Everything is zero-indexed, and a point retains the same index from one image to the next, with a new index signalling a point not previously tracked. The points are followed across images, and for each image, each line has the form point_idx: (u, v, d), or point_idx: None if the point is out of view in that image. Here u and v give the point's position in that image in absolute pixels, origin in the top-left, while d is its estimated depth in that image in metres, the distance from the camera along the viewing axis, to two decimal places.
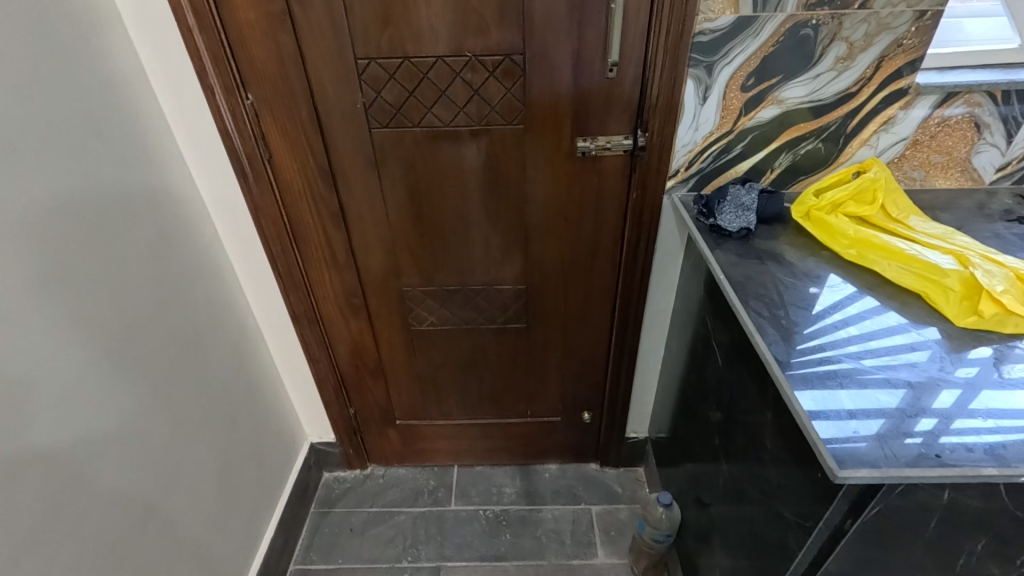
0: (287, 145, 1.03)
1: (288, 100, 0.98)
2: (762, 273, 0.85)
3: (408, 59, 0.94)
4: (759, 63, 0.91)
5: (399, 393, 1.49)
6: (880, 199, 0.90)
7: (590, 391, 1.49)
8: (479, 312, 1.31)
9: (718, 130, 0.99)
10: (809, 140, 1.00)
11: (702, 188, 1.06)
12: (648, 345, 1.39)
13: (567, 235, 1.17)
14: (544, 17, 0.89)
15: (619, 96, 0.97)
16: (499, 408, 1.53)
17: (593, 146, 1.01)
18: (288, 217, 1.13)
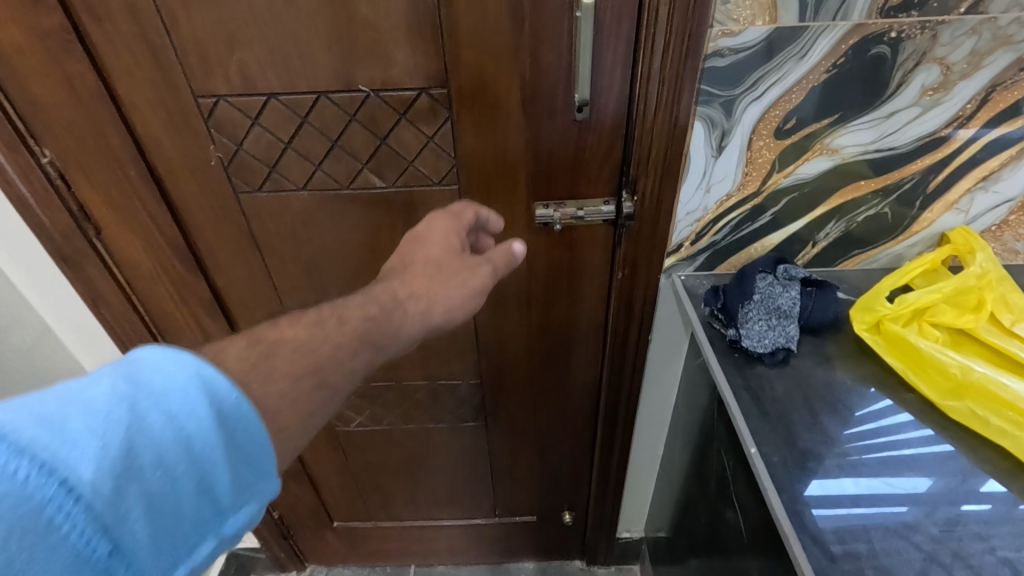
0: (122, 220, 0.72)
1: (106, 158, 0.66)
2: (813, 434, 0.55)
3: (274, 98, 0.63)
4: (803, 98, 0.60)
5: (333, 495, 1.20)
6: (989, 305, 0.59)
7: (572, 489, 1.19)
8: (423, 410, 1.01)
9: (739, 192, 0.68)
10: (872, 203, 0.69)
11: (715, 265, 0.75)
12: (643, 441, 1.09)
13: (531, 322, 0.86)
14: (474, 32, 0.58)
15: (593, 146, 0.65)
16: (459, 508, 1.23)
17: (557, 215, 0.70)
18: (144, 310, 0.82)
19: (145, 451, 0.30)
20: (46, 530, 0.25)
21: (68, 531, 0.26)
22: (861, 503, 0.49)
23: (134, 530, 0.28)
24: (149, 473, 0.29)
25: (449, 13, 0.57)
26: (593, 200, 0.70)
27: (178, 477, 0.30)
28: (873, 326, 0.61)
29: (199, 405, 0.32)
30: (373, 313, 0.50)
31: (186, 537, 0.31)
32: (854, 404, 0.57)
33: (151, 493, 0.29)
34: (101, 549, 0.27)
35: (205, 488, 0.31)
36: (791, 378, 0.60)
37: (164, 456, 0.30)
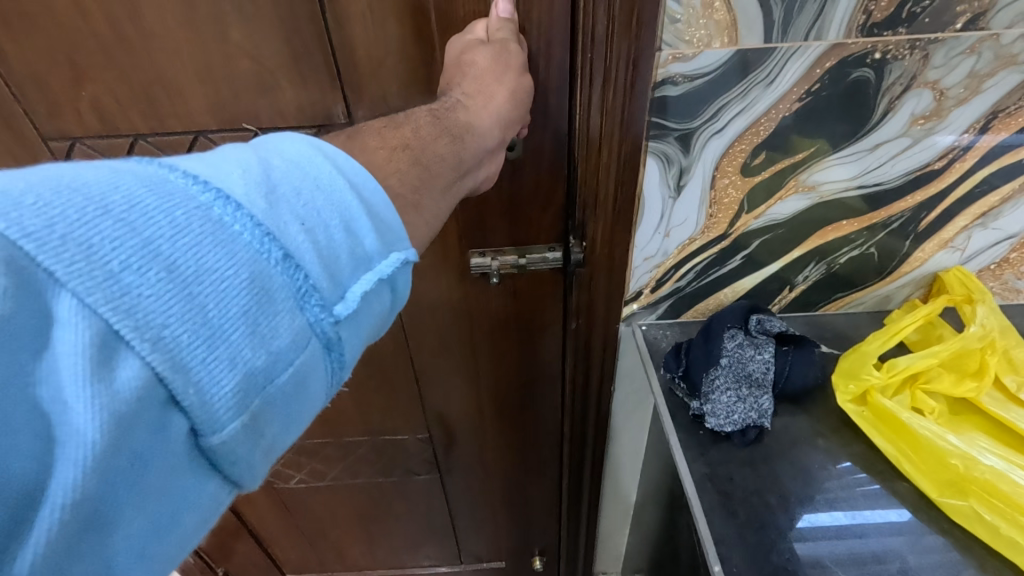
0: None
1: None
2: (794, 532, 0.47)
3: (143, 138, 0.53)
4: (773, 131, 0.51)
5: (282, 548, 1.09)
6: (992, 370, 0.51)
7: (542, 536, 1.10)
8: (369, 464, 0.91)
9: (703, 235, 0.58)
10: (856, 243, 0.60)
11: (681, 313, 0.66)
12: (616, 487, 1.00)
13: (479, 373, 0.76)
14: (375, 59, 0.49)
15: (529, 186, 0.56)
16: (420, 558, 1.14)
17: (493, 267, 0.60)
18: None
19: (285, 179, 0.25)
20: (219, 224, 0.23)
21: (241, 226, 0.23)
22: None
23: (300, 235, 0.24)
24: (291, 192, 0.25)
25: (344, 37, 0.48)
26: (535, 247, 0.61)
27: (326, 201, 0.26)
28: (859, 397, 0.52)
29: (318, 156, 0.27)
30: (446, 131, 0.37)
31: (350, 264, 0.26)
32: (838, 499, 0.49)
33: (303, 210, 0.25)
34: (276, 250, 0.24)
35: (351, 212, 0.26)
36: (762, 458, 0.52)
37: (302, 172, 0.26)
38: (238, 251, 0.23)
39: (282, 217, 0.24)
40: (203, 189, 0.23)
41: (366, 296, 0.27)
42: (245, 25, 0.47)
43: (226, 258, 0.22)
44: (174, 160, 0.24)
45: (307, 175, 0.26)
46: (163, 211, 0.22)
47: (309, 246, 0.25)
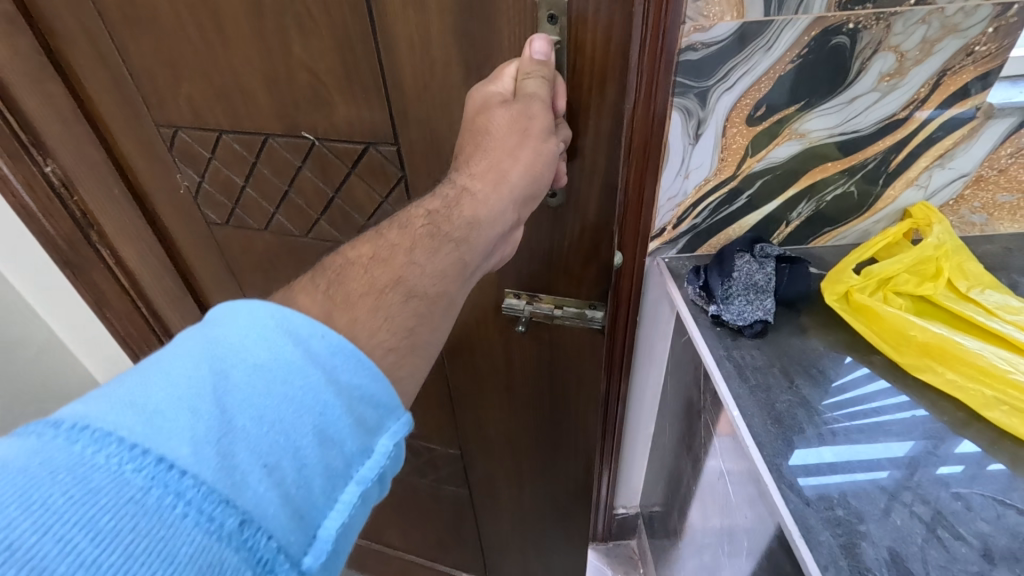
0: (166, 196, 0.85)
1: (97, 178, 0.80)
2: (787, 387, 0.60)
3: (273, 138, 0.71)
4: (772, 87, 0.65)
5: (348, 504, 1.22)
6: (944, 273, 0.65)
7: (574, 516, 1.16)
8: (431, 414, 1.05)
9: (716, 176, 0.72)
10: (839, 183, 0.74)
11: (698, 248, 0.80)
12: (636, 419, 1.15)
13: (513, 342, 0.87)
14: (417, 72, 0.61)
15: (569, 180, 0.66)
16: (456, 517, 1.26)
17: (527, 309, 0.79)
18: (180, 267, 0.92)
19: (242, 410, 0.30)
20: (163, 508, 0.26)
21: (186, 507, 0.26)
22: (835, 456, 0.53)
23: (254, 489, 0.28)
24: (248, 425, 0.30)
25: (388, 59, 0.60)
26: (569, 301, 0.79)
27: (292, 426, 0.31)
28: (842, 296, 0.66)
29: (286, 349, 0.32)
30: (447, 238, 0.45)
31: (307, 498, 0.30)
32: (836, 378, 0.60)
33: (261, 450, 0.29)
34: (229, 521, 0.27)
35: (320, 428, 0.32)
36: (768, 346, 0.65)
37: (264, 390, 0.31)
38: (184, 547, 0.25)
39: (239, 476, 0.28)
40: (147, 463, 0.27)
41: (334, 528, 0.31)
42: (308, 43, 0.61)
43: (164, 560, 0.25)
44: (100, 420, 0.27)
45: (266, 392, 0.31)
46: (88, 529, 0.24)
47: (265, 496, 0.28)
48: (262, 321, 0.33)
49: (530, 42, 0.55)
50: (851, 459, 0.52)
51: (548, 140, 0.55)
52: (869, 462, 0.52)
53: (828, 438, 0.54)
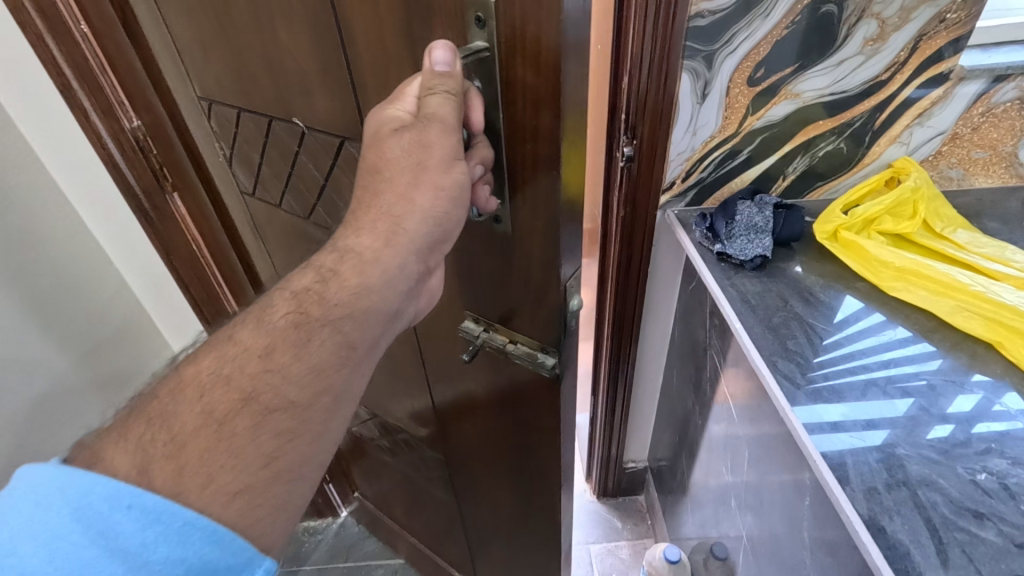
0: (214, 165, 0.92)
1: (164, 140, 0.84)
2: (781, 305, 0.69)
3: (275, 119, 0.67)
4: (768, 51, 0.74)
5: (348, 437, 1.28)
6: (921, 213, 0.74)
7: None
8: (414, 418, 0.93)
9: (720, 134, 0.81)
10: (829, 139, 0.83)
11: (704, 200, 0.89)
12: (645, 371, 1.24)
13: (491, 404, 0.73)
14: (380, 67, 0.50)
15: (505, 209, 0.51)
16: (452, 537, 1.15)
17: (479, 339, 0.63)
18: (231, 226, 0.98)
19: None
20: None
21: None
22: (822, 355, 0.62)
23: None
24: None
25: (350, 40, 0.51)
26: (522, 336, 0.61)
27: None
28: (832, 234, 0.75)
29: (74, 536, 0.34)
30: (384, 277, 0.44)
31: None
32: (831, 302, 0.69)
33: None
34: None
35: None
36: (766, 278, 0.74)
37: None
38: None
39: None
40: None
41: None
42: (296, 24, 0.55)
43: None
44: None
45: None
46: None
47: None
48: (54, 498, 0.35)
49: (433, 47, 0.43)
50: (837, 359, 0.61)
51: (451, 169, 0.45)
52: (851, 361, 0.61)
53: (818, 343, 0.64)
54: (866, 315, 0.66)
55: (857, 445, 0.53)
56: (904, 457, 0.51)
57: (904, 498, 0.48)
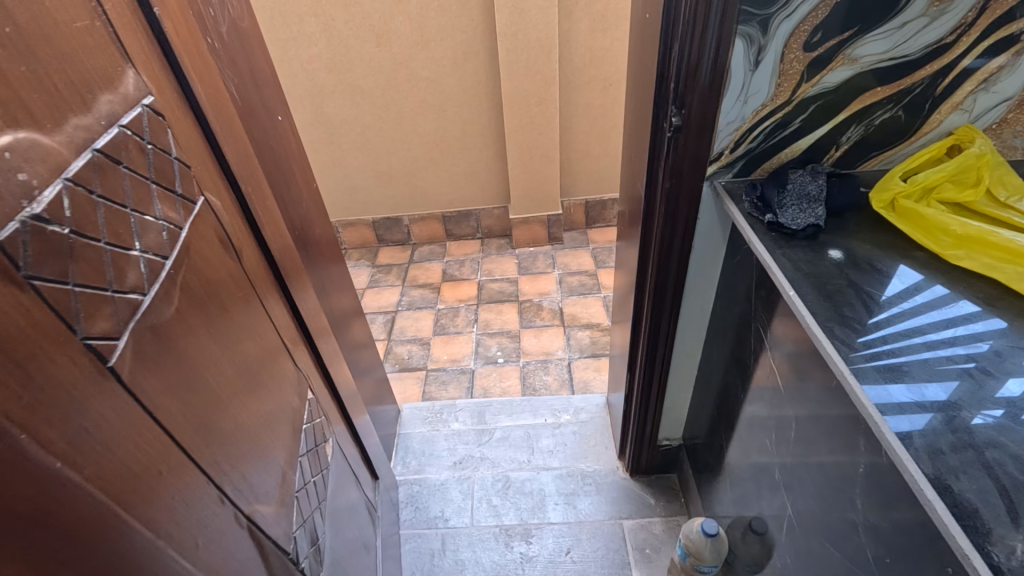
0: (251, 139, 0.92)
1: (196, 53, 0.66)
2: (834, 274, 0.69)
3: (147, 106, 0.50)
4: (828, 13, 0.72)
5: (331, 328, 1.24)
6: (986, 181, 0.71)
7: None
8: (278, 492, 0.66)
9: (772, 102, 0.80)
10: (886, 107, 0.80)
11: (751, 172, 0.88)
12: (684, 348, 1.24)
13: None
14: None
15: None
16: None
17: None
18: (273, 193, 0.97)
19: None
20: None
21: None
22: (881, 321, 0.62)
23: None
24: None
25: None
26: None
27: None
28: (889, 203, 0.74)
29: None
30: None
31: None
32: (891, 271, 0.68)
33: None
34: None
35: None
36: (820, 247, 0.73)
37: None
38: None
39: None
40: None
41: None
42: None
43: None
44: None
45: None
46: None
47: None
48: None
49: None
50: (896, 326, 0.61)
51: None
52: (911, 326, 0.61)
53: (875, 309, 0.64)
54: (929, 286, 0.65)
55: (921, 411, 0.52)
56: (971, 426, 0.50)
57: (971, 461, 0.47)
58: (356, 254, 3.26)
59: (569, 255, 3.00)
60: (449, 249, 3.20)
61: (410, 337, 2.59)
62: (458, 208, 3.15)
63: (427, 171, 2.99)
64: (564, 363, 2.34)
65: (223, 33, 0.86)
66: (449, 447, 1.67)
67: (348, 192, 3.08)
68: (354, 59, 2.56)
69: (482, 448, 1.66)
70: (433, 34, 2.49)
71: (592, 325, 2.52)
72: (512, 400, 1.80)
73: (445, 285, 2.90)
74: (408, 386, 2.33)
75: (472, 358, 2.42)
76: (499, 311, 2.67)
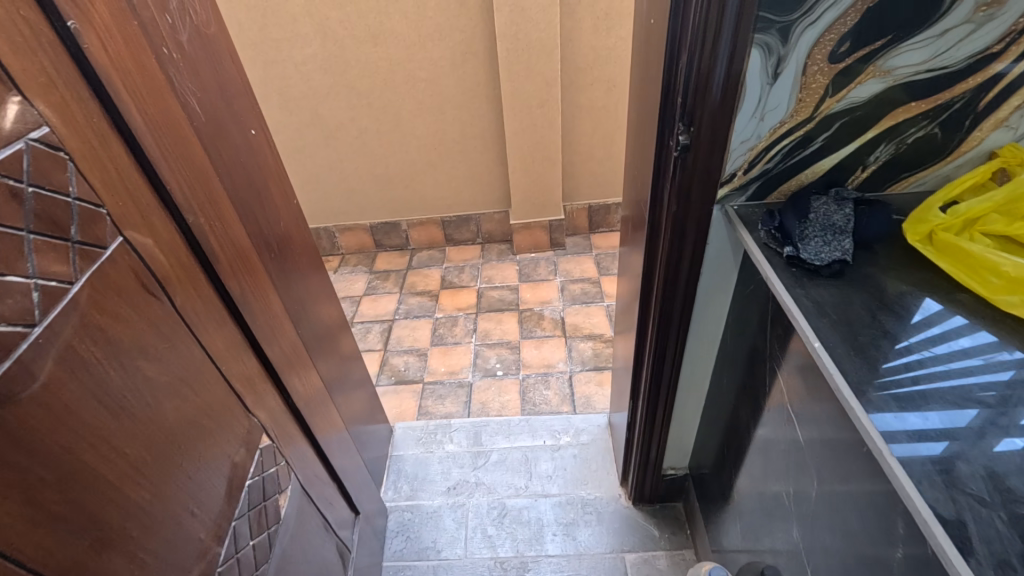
0: (218, 157, 0.84)
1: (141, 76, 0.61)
2: (868, 320, 0.60)
3: (33, 141, 0.45)
4: (858, 20, 0.63)
5: (314, 353, 1.17)
6: None
7: None
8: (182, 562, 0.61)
9: (792, 118, 0.71)
10: (921, 124, 0.71)
11: (767, 195, 0.79)
12: (691, 376, 1.15)
13: None
14: None
15: None
16: None
17: None
18: (243, 215, 0.89)
19: None
20: None
21: None
22: (923, 383, 0.53)
23: None
24: None
25: None
26: None
27: None
28: (925, 237, 0.65)
29: None
30: None
31: None
32: (935, 318, 0.59)
33: None
34: None
35: None
36: (848, 286, 0.64)
37: None
38: None
39: None
40: None
41: None
42: None
43: None
44: None
45: None
46: None
47: None
48: None
49: None
50: (943, 390, 0.52)
51: None
52: (964, 391, 0.52)
53: (916, 368, 0.54)
54: (981, 338, 0.56)
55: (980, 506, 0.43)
56: None
57: None
58: (353, 259, 3.18)
59: (572, 261, 2.92)
60: (448, 255, 3.12)
61: (407, 347, 2.52)
62: (458, 213, 3.07)
63: (426, 175, 2.91)
64: (565, 376, 2.26)
65: (184, 42, 0.78)
66: (443, 471, 1.60)
67: (344, 196, 3.00)
68: (349, 60, 2.48)
69: (477, 472, 1.58)
70: (429, 35, 2.41)
71: (595, 336, 2.43)
72: (509, 419, 1.72)
73: (443, 293, 2.82)
74: (403, 400, 2.25)
75: (470, 370, 2.34)
76: (499, 321, 2.59)
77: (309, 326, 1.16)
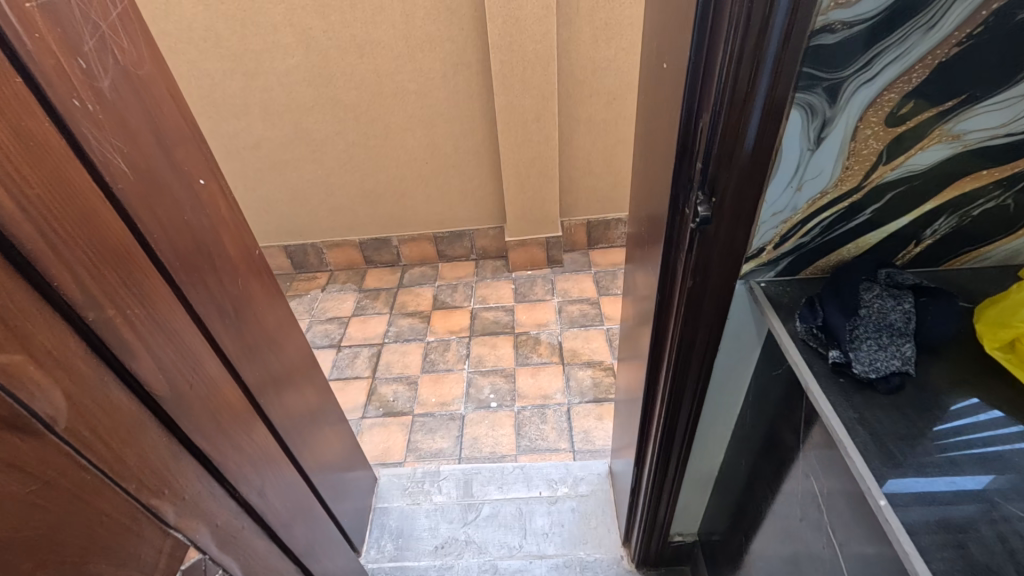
0: (153, 221, 0.71)
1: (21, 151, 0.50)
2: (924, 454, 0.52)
3: None
4: (925, 78, 0.51)
5: (280, 421, 1.04)
6: None
7: None
8: None
9: (835, 189, 0.59)
10: (991, 195, 0.59)
11: (801, 270, 0.67)
12: (703, 448, 1.03)
13: None
14: None
15: None
16: None
17: None
18: (183, 284, 0.76)
19: None
20: None
21: None
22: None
23: None
24: None
25: None
26: None
27: None
28: (1007, 344, 0.55)
29: None
30: None
31: None
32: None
33: None
34: None
35: None
36: (910, 411, 0.54)
37: None
38: None
39: None
40: None
41: None
42: None
43: None
44: None
45: None
46: None
47: None
48: None
49: None
50: None
51: None
52: None
53: (1011, 543, 0.45)
54: None
55: None
56: None
57: None
58: (342, 276, 3.05)
59: (570, 280, 2.79)
60: (441, 272, 2.99)
61: (396, 375, 2.39)
62: (451, 229, 2.94)
63: (417, 190, 2.78)
64: (562, 409, 2.13)
65: (104, 89, 0.64)
66: (430, 527, 1.47)
67: (332, 211, 2.86)
68: (334, 71, 2.34)
69: (467, 529, 1.46)
70: (419, 45, 2.27)
71: (594, 363, 2.30)
72: (503, 467, 1.60)
73: (435, 314, 2.69)
74: (392, 433, 2.13)
75: (463, 401, 2.22)
76: (493, 345, 2.47)
77: (275, 390, 1.03)
